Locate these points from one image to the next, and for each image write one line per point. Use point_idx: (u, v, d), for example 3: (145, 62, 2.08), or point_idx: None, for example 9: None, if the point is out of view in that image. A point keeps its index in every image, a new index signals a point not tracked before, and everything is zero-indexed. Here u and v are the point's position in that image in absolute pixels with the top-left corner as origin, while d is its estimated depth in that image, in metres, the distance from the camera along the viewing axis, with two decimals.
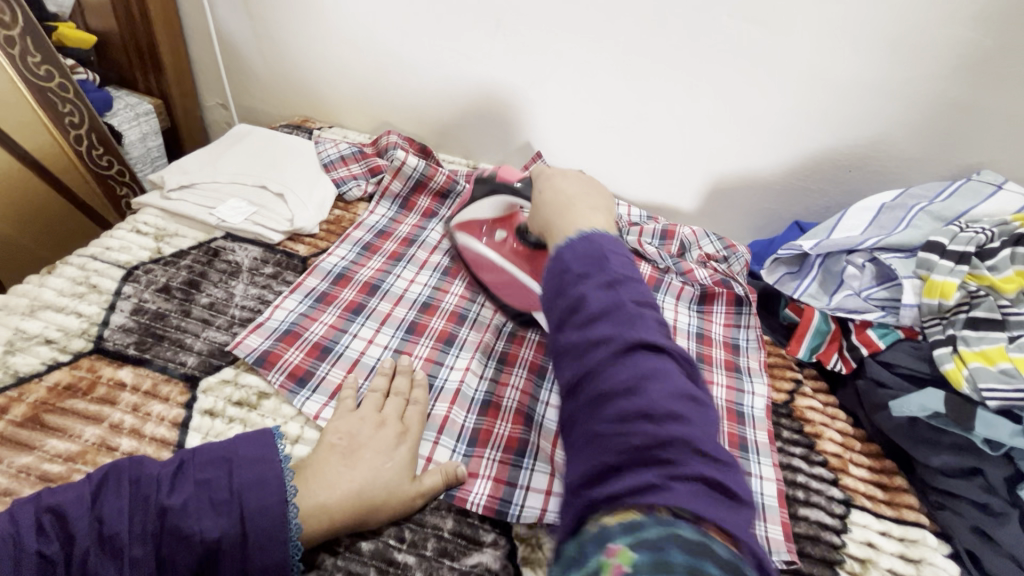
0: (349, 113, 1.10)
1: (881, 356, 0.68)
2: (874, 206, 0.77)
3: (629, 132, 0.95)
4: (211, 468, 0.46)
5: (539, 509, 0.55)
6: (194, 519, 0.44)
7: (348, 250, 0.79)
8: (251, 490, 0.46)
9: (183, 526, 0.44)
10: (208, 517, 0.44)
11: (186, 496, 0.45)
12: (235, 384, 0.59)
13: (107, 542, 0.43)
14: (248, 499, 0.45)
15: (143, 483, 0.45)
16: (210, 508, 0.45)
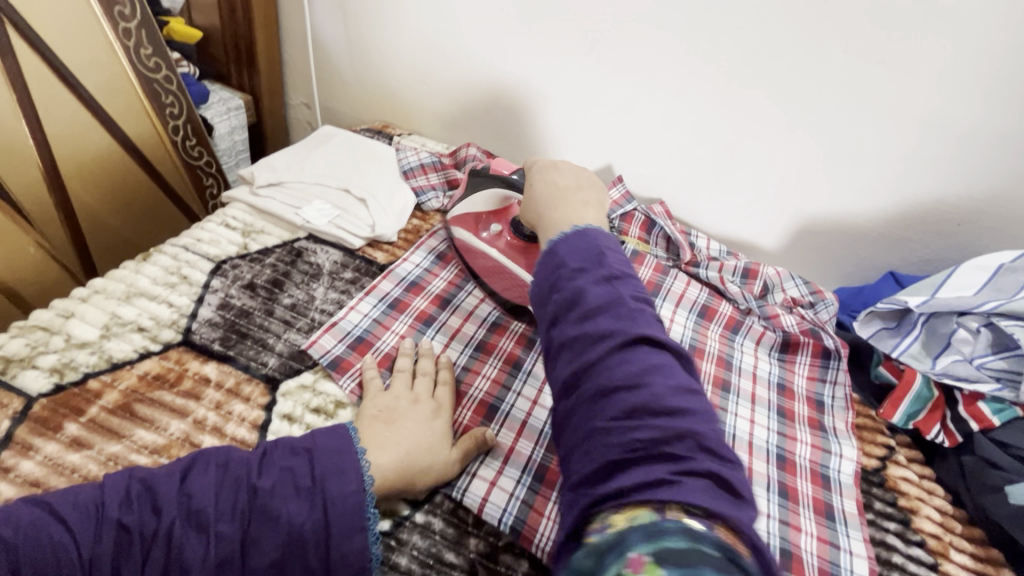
0: (429, 122, 1.11)
1: (994, 434, 0.63)
2: (992, 266, 0.71)
3: (716, 163, 0.91)
4: (295, 455, 0.46)
5: None
6: (281, 501, 0.43)
7: (422, 258, 0.78)
8: (337, 475, 0.45)
9: (272, 507, 0.43)
10: (293, 502, 0.43)
11: (275, 479, 0.44)
12: (313, 390, 0.59)
13: (193, 518, 0.42)
14: (331, 486, 0.44)
15: (232, 466, 0.45)
16: (295, 494, 0.43)
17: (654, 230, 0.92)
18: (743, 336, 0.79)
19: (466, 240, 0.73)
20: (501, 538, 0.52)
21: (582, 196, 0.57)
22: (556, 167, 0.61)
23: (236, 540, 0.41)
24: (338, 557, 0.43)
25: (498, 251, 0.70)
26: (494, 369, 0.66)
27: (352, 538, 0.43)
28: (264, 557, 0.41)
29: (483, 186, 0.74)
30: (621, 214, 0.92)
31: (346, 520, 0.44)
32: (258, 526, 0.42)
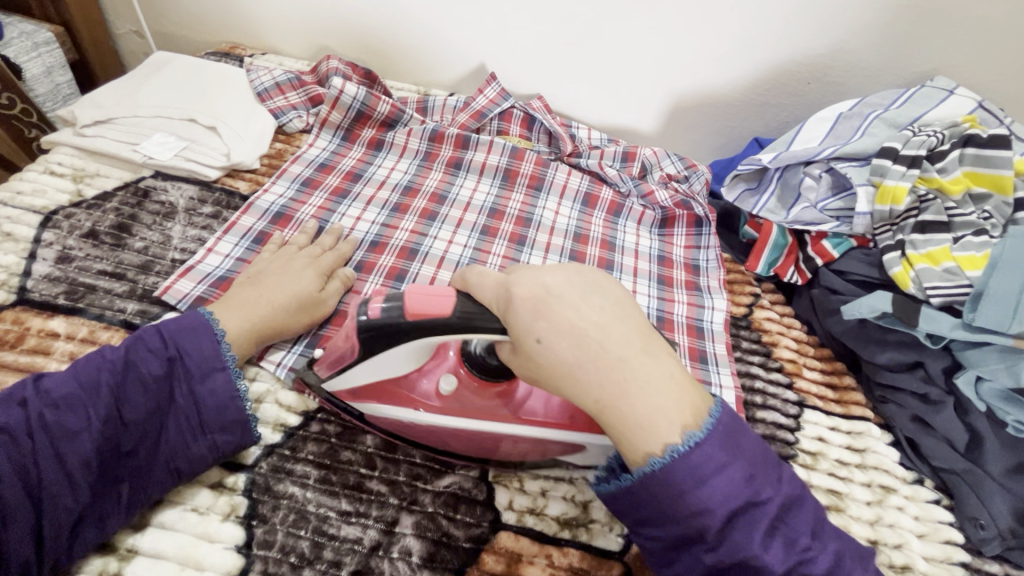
0: (283, 38, 1.01)
1: (835, 265, 0.70)
2: (832, 116, 0.76)
3: (586, 50, 0.90)
4: (138, 329, 0.50)
5: None
6: (138, 360, 0.47)
7: (286, 186, 0.74)
8: (184, 333, 0.50)
9: (131, 371, 0.46)
10: (150, 364, 0.47)
11: (126, 349, 0.48)
12: None
13: (60, 403, 0.44)
14: (184, 341, 0.49)
15: (81, 359, 0.47)
16: (150, 354, 0.48)
17: (535, 125, 0.92)
18: (626, 218, 0.83)
19: (398, 419, 0.52)
20: (398, 431, 0.54)
21: (608, 318, 0.42)
22: (557, 301, 0.42)
23: (109, 404, 0.45)
24: (207, 394, 0.49)
25: (457, 417, 0.51)
26: (377, 285, 0.66)
27: (213, 376, 0.49)
28: (140, 407, 0.46)
29: (399, 342, 0.47)
30: (498, 113, 0.90)
31: (205, 363, 0.49)
32: (130, 386, 0.46)
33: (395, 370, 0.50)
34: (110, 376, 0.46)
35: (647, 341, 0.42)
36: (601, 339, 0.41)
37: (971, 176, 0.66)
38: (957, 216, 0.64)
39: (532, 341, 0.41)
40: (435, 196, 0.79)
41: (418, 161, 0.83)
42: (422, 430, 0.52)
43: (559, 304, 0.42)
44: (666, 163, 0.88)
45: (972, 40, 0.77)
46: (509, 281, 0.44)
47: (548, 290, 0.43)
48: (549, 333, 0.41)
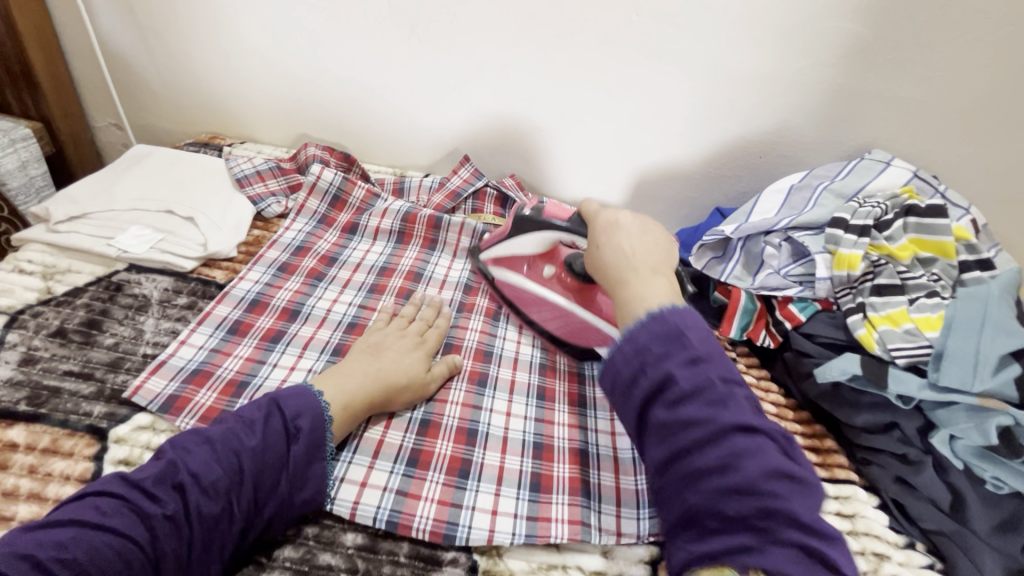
0: (261, 127, 1.05)
1: (803, 328, 0.72)
2: (784, 187, 0.82)
3: (553, 132, 0.96)
4: (261, 407, 0.53)
5: (488, 530, 0.52)
6: (272, 444, 0.50)
7: (262, 272, 0.74)
8: (303, 416, 0.53)
9: (263, 458, 0.49)
10: (274, 448, 0.50)
11: (258, 433, 0.50)
12: (152, 430, 0.54)
13: (209, 491, 0.46)
14: (305, 423, 0.53)
15: (217, 440, 0.49)
16: (278, 436, 0.51)
17: (508, 203, 0.96)
18: None
19: (512, 283, 0.75)
20: (379, 527, 0.52)
21: (650, 266, 0.58)
22: (619, 229, 0.61)
23: (250, 493, 0.48)
24: (313, 480, 0.52)
25: (550, 296, 0.71)
26: None
27: (318, 461, 0.53)
28: (274, 492, 0.49)
29: (526, 230, 0.70)
30: (473, 193, 0.94)
31: (315, 446, 0.53)
32: (267, 471, 0.49)
33: (523, 250, 0.73)
34: (193, 485, 0.46)
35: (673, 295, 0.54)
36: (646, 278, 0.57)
37: (916, 242, 0.70)
38: (909, 279, 0.68)
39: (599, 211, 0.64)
40: (411, 274, 0.80)
41: (393, 242, 0.85)
42: (512, 293, 0.75)
43: (622, 233, 0.61)
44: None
45: (900, 117, 0.85)
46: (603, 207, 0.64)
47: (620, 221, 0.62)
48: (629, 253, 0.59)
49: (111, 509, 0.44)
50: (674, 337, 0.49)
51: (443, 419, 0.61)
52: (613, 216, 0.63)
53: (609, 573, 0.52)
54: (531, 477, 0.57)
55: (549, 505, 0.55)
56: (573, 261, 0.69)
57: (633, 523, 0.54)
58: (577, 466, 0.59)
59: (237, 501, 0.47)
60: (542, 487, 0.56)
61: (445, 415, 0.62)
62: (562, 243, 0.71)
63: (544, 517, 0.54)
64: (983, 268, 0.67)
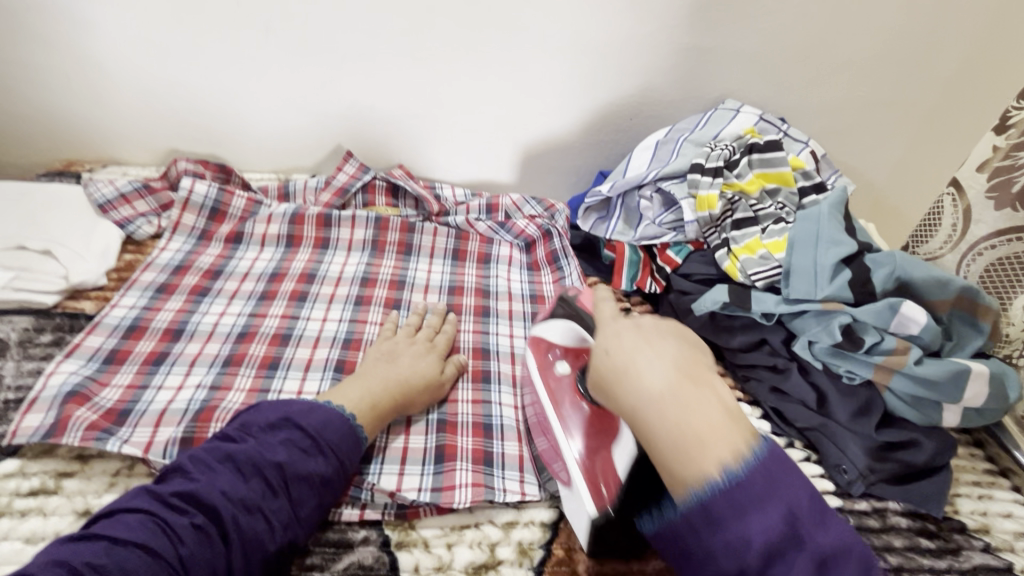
0: (123, 148, 0.98)
1: (681, 270, 0.79)
2: (652, 144, 0.88)
3: (434, 119, 0.97)
4: (281, 428, 0.51)
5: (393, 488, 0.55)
6: (300, 461, 0.49)
7: (138, 296, 0.71)
8: (331, 431, 0.53)
9: (298, 471, 0.49)
10: (312, 463, 0.50)
11: (286, 451, 0.49)
12: (21, 475, 0.51)
13: (248, 506, 0.46)
14: (330, 436, 0.52)
15: (238, 456, 0.48)
16: (306, 453, 0.50)
17: (400, 193, 0.96)
18: (496, 265, 0.87)
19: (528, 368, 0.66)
20: None
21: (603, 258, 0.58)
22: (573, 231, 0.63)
23: (285, 508, 0.47)
24: (336, 491, 0.51)
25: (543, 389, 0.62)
26: (248, 378, 0.63)
27: (351, 461, 0.53)
28: (309, 505, 0.49)
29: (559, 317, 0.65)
30: (361, 187, 0.93)
31: (348, 457, 0.53)
32: (297, 487, 0.48)
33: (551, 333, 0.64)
34: (229, 502, 0.45)
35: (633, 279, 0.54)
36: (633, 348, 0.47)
37: (762, 176, 0.77)
38: (760, 210, 0.75)
39: None
40: (304, 276, 0.79)
41: (282, 247, 0.83)
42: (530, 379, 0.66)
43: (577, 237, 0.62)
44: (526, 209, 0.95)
45: (744, 68, 0.93)
46: None
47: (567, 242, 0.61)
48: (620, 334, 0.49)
49: (138, 525, 0.42)
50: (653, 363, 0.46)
51: None
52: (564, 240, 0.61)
53: (520, 522, 0.55)
54: (435, 451, 0.60)
55: (453, 474, 0.58)
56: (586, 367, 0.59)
57: (535, 482, 0.58)
58: (480, 437, 0.63)
59: (275, 516, 0.46)
60: (446, 459, 0.60)
61: None
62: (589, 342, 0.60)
63: (449, 486, 0.56)
64: (818, 191, 0.75)
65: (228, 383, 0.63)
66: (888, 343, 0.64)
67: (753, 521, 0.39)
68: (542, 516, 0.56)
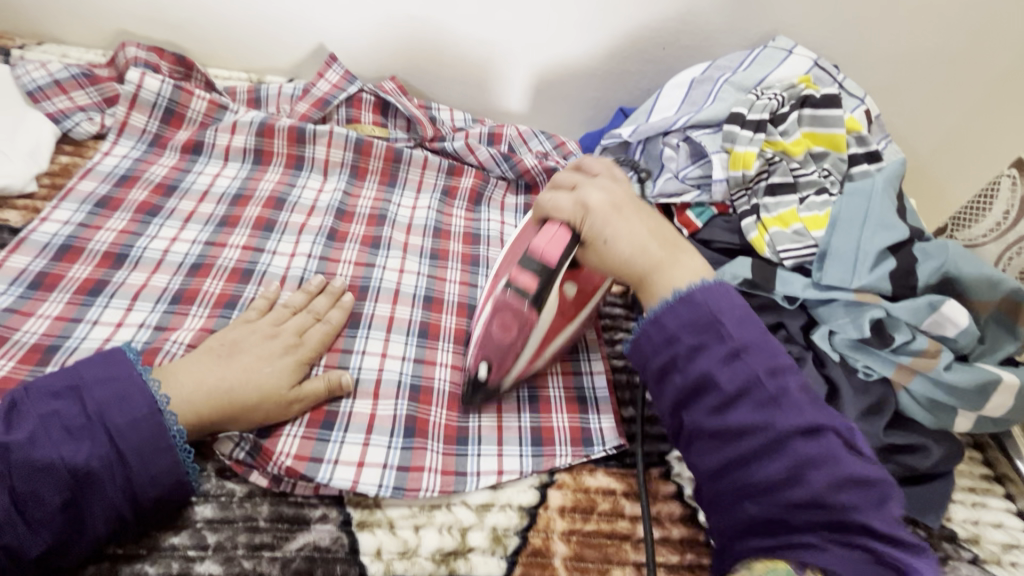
0: (65, 25, 0.83)
1: (699, 235, 0.70)
2: (685, 82, 0.76)
3: (437, 27, 0.83)
4: (58, 398, 0.44)
5: (352, 479, 0.50)
6: (52, 445, 0.42)
7: (73, 209, 0.61)
8: (111, 411, 0.45)
9: (38, 455, 0.42)
10: (72, 445, 0.43)
11: (34, 428, 0.43)
12: None
13: None
14: (114, 415, 0.45)
15: None
16: (69, 435, 0.43)
17: (390, 110, 0.83)
18: (487, 208, 0.77)
19: (535, 340, 0.54)
20: (235, 494, 0.49)
21: (669, 249, 0.54)
22: (619, 214, 0.54)
23: (43, 496, 0.41)
24: (145, 476, 0.45)
25: (561, 337, 0.58)
26: (200, 318, 0.56)
27: (156, 457, 0.45)
28: (89, 494, 0.43)
29: (551, 289, 0.52)
30: (345, 99, 0.80)
31: (146, 443, 0.45)
32: (47, 477, 0.42)
33: (532, 259, 0.52)
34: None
35: (664, 238, 0.54)
36: (654, 246, 0.53)
37: (810, 136, 0.67)
38: (801, 176, 0.66)
39: (602, 244, 0.53)
40: (272, 201, 0.69)
41: (249, 164, 0.72)
42: (534, 355, 0.56)
43: (618, 220, 0.54)
44: (496, 170, 0.79)
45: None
46: (584, 199, 0.55)
47: (590, 208, 0.54)
48: (614, 226, 0.53)
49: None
50: (706, 325, 0.48)
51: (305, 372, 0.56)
52: (586, 204, 0.54)
53: (495, 507, 0.51)
54: (405, 422, 0.55)
55: (423, 453, 0.53)
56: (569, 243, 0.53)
57: (515, 460, 0.54)
58: (455, 410, 0.57)
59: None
60: (417, 433, 0.54)
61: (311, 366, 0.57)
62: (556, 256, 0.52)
63: (416, 468, 0.52)
64: (870, 161, 0.66)
65: (177, 323, 0.56)
66: (919, 343, 0.58)
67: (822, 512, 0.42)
68: (521, 499, 0.52)
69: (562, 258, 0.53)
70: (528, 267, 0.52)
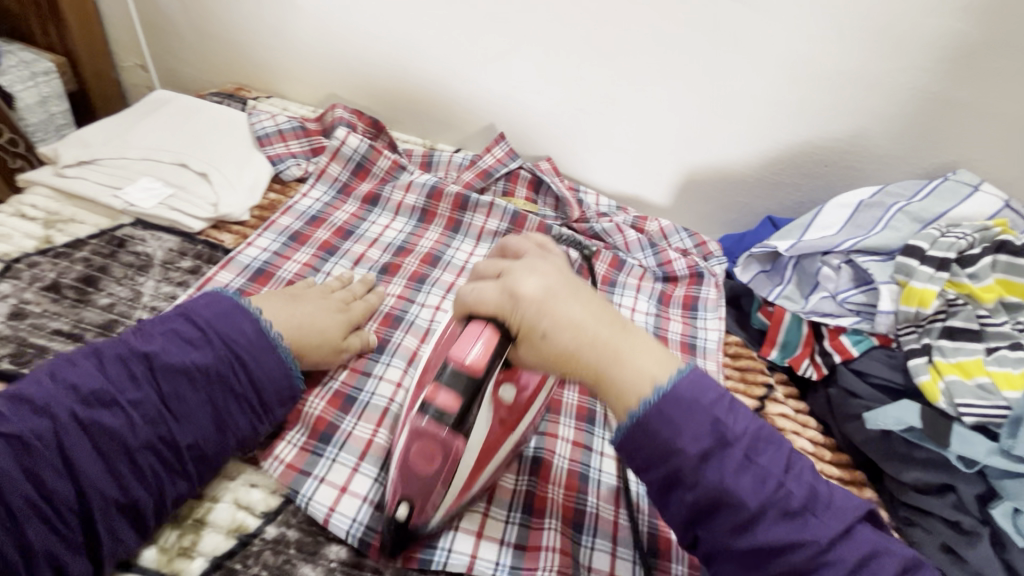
0: (290, 83, 0.99)
1: (853, 364, 0.65)
2: (851, 203, 0.73)
3: (599, 118, 0.89)
4: (169, 320, 0.51)
5: (468, 556, 0.50)
6: (179, 352, 0.48)
7: (272, 239, 0.70)
8: (219, 322, 0.51)
9: (170, 360, 0.48)
10: (191, 353, 0.49)
11: (161, 342, 0.49)
12: None
13: (118, 398, 0.46)
14: (222, 327, 0.51)
15: (108, 350, 0.48)
16: (189, 343, 0.49)
17: (543, 188, 0.89)
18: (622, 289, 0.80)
19: (428, 480, 0.46)
20: (367, 540, 0.50)
21: (615, 332, 0.46)
22: (558, 295, 0.46)
23: (182, 398, 0.48)
24: (257, 374, 0.51)
25: (506, 441, 0.51)
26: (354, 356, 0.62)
27: (262, 356, 0.52)
28: (215, 394, 0.49)
29: (474, 407, 0.44)
30: (505, 173, 0.88)
31: (251, 346, 0.51)
32: (179, 379, 0.48)
33: (467, 349, 0.43)
34: (73, 397, 0.45)
35: (616, 323, 0.47)
36: (606, 329, 0.46)
37: (1004, 284, 0.63)
38: (989, 325, 0.60)
39: (539, 335, 0.45)
40: (429, 257, 0.75)
41: (414, 220, 0.79)
42: (399, 465, 0.47)
43: (558, 302, 0.45)
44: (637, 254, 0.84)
45: (999, 136, 0.74)
46: (476, 284, 0.47)
47: (546, 292, 0.45)
48: (556, 314, 0.45)
49: (5, 411, 0.43)
50: (691, 403, 0.43)
51: None
52: (518, 291, 0.45)
53: None
54: (524, 496, 0.55)
55: (539, 532, 0.53)
56: (461, 363, 0.43)
57: (627, 566, 0.52)
58: (571, 492, 0.56)
59: (134, 410, 0.45)
60: (534, 513, 0.54)
61: None
62: (473, 350, 0.43)
63: (534, 546, 0.52)
64: None
65: None
66: None
67: (780, 525, 0.42)
68: None
69: (485, 371, 0.43)
70: (443, 378, 0.43)
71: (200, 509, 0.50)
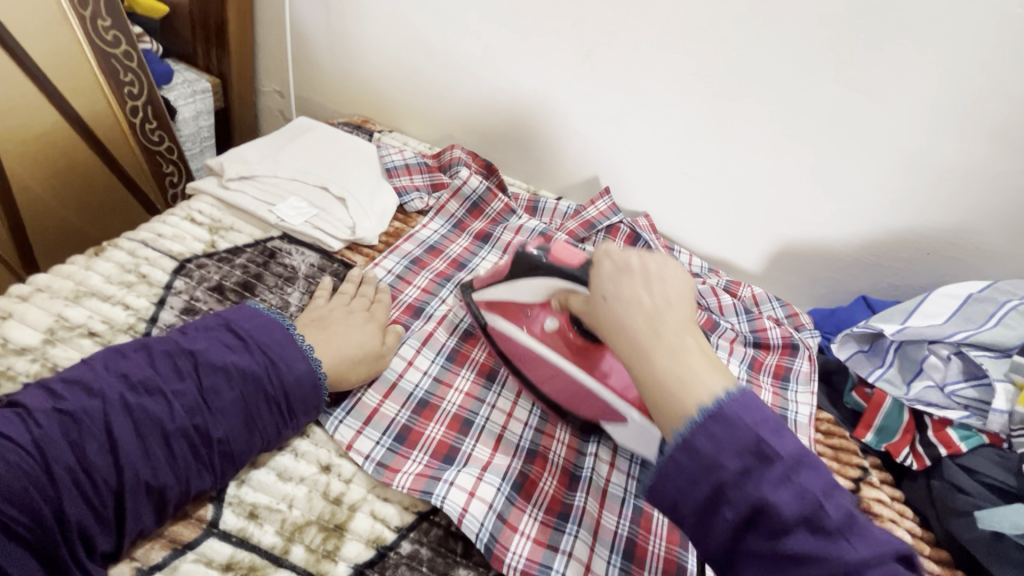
0: (412, 120, 1.07)
1: (961, 459, 0.65)
2: (959, 294, 0.73)
3: (701, 184, 0.92)
4: (212, 328, 0.54)
5: None
6: (220, 353, 0.52)
7: (395, 262, 0.76)
8: (258, 332, 0.55)
9: (215, 360, 0.51)
10: (233, 355, 0.52)
11: (205, 342, 0.52)
12: (292, 454, 0.55)
13: (164, 390, 0.49)
14: (260, 335, 0.55)
15: (157, 347, 0.51)
16: (229, 348, 0.53)
17: (639, 243, 0.92)
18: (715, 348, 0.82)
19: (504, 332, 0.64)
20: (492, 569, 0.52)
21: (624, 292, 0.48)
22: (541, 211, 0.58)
23: (219, 395, 0.50)
24: (291, 379, 0.54)
25: (549, 352, 0.61)
26: (467, 381, 0.66)
27: (296, 362, 0.55)
28: (250, 395, 0.52)
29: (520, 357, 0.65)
30: (607, 226, 0.91)
31: (288, 354, 0.55)
32: (218, 378, 0.51)
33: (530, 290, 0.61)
34: (124, 385, 0.48)
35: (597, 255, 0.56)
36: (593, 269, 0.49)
37: None
38: None
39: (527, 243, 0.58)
40: None
41: None
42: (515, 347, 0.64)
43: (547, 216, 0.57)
44: (731, 317, 0.86)
45: None
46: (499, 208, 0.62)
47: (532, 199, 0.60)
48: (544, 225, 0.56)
49: (65, 391, 0.46)
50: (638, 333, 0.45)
51: (550, 454, 0.61)
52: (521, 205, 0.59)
53: None
54: (625, 542, 0.56)
55: None
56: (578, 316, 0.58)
57: None
58: (674, 546, 0.56)
59: (175, 398, 0.49)
60: (634, 562, 0.54)
61: (552, 449, 0.62)
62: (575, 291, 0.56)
63: None
64: None
65: (450, 380, 0.66)
66: None
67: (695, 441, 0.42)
68: None
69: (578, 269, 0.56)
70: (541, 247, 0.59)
71: (341, 516, 0.52)
